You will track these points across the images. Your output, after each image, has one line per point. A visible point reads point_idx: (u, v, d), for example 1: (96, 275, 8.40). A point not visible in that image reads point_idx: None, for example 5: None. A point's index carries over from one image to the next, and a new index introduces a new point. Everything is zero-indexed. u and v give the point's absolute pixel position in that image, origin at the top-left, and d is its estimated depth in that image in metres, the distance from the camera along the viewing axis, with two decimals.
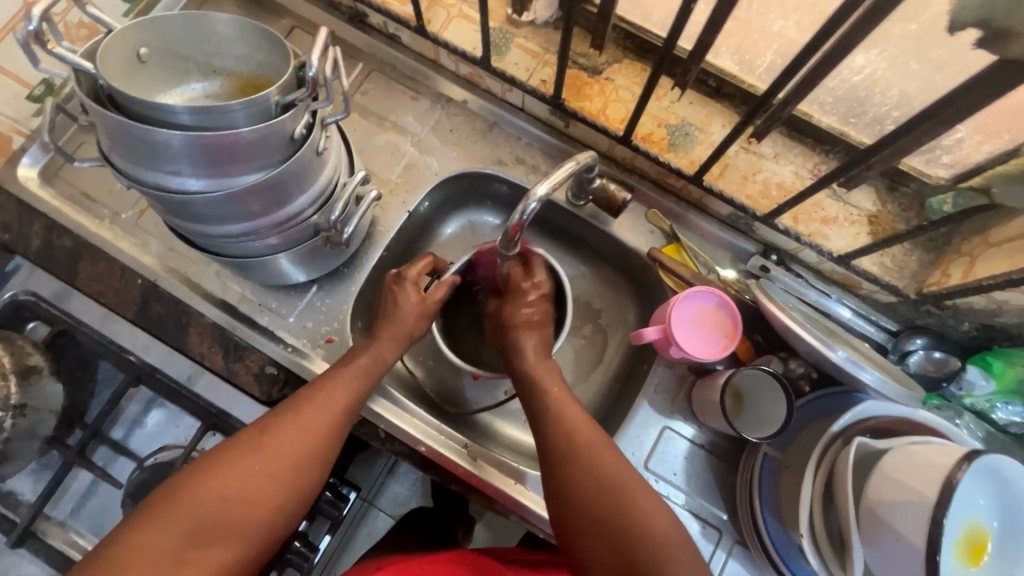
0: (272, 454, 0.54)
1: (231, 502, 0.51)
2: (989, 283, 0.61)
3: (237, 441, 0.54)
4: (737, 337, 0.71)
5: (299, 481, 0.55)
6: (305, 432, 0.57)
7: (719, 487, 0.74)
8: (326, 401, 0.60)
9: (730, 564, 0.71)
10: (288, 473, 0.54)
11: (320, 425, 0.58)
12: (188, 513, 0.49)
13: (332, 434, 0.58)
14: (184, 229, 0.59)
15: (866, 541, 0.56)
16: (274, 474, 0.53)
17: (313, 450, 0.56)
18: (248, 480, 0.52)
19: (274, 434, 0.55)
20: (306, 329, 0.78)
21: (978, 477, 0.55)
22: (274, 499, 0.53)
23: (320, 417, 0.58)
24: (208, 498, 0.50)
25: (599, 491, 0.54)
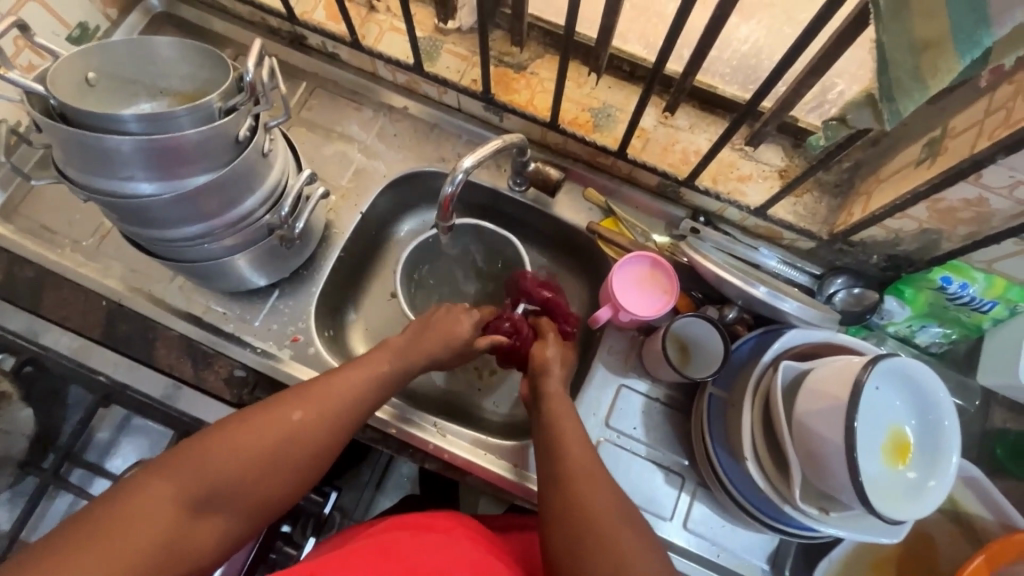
0: (289, 429, 0.56)
1: (242, 476, 0.53)
2: (882, 212, 0.68)
3: (262, 415, 0.56)
4: (675, 292, 0.76)
5: (308, 467, 0.57)
6: (324, 420, 0.58)
7: (677, 436, 0.78)
8: (347, 390, 0.61)
9: (695, 507, 0.75)
10: (300, 458, 0.56)
11: (337, 410, 0.59)
12: (203, 476, 0.51)
13: (346, 426, 0.60)
14: (142, 235, 0.63)
15: (800, 452, 0.61)
16: (288, 457, 0.55)
17: (327, 432, 0.58)
18: (260, 451, 0.54)
19: (295, 419, 0.56)
20: (271, 332, 0.81)
21: (891, 380, 0.60)
22: (282, 473, 0.55)
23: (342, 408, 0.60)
24: (225, 461, 0.52)
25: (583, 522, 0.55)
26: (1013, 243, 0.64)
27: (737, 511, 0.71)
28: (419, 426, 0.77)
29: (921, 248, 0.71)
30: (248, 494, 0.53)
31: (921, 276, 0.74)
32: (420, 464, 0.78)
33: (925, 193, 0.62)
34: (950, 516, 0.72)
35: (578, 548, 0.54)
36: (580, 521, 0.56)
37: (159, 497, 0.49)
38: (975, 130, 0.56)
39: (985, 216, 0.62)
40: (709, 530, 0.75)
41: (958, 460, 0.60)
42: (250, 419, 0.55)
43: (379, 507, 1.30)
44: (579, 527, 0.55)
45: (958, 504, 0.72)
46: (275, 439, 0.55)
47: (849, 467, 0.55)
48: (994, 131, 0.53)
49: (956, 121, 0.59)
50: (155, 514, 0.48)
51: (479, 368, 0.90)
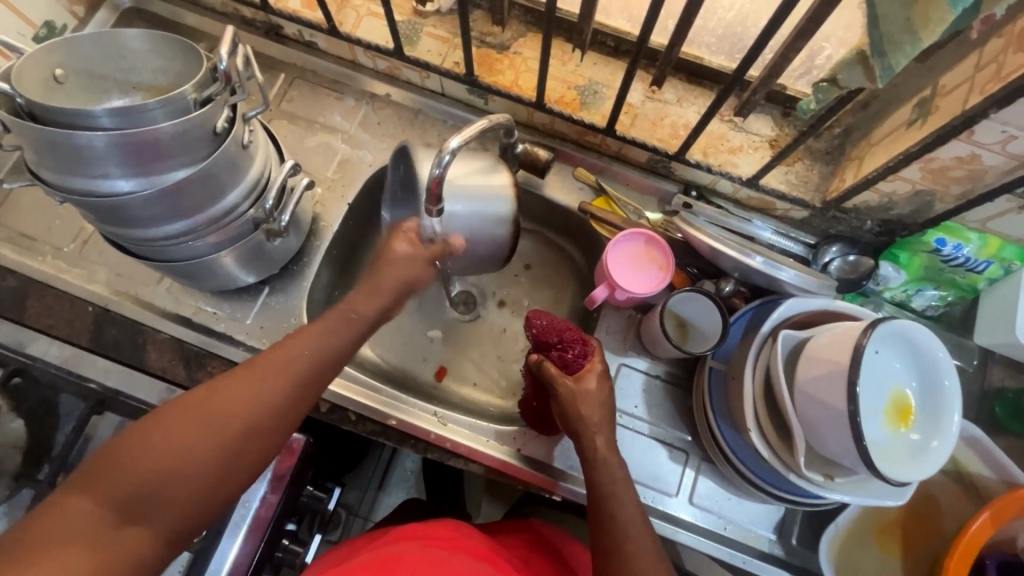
0: (238, 399, 0.52)
1: (179, 463, 0.49)
2: (874, 175, 0.68)
3: (212, 391, 0.52)
4: (671, 267, 0.74)
5: (267, 431, 0.54)
6: (287, 377, 0.56)
7: (679, 412, 0.78)
8: (304, 350, 0.58)
9: (700, 481, 0.76)
10: (255, 427, 0.53)
11: (292, 374, 0.56)
12: (143, 473, 0.47)
13: (310, 385, 0.57)
14: (122, 235, 0.61)
15: (803, 420, 0.61)
16: (243, 437, 0.52)
17: (287, 398, 0.55)
18: (200, 438, 0.50)
19: (246, 390, 0.53)
20: (264, 329, 0.79)
21: (890, 343, 0.60)
22: (239, 450, 0.52)
23: (300, 368, 0.57)
24: (156, 459, 0.48)
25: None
26: (1008, 200, 0.63)
27: (742, 483, 0.72)
28: (421, 416, 0.77)
29: (915, 211, 0.71)
30: (204, 485, 0.50)
31: (916, 239, 0.73)
32: (422, 454, 0.77)
33: (917, 154, 0.61)
34: (954, 476, 0.73)
35: None
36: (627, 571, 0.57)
37: (82, 511, 0.44)
38: (965, 87, 0.55)
39: (977, 173, 0.61)
40: (715, 504, 0.75)
41: (960, 418, 0.60)
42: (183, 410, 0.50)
43: (383, 505, 1.31)
44: None
45: (960, 464, 0.73)
46: (236, 407, 0.52)
47: (853, 432, 0.55)
48: (986, 85, 0.53)
49: (946, 79, 0.59)
50: (80, 533, 0.44)
51: (477, 356, 0.90)
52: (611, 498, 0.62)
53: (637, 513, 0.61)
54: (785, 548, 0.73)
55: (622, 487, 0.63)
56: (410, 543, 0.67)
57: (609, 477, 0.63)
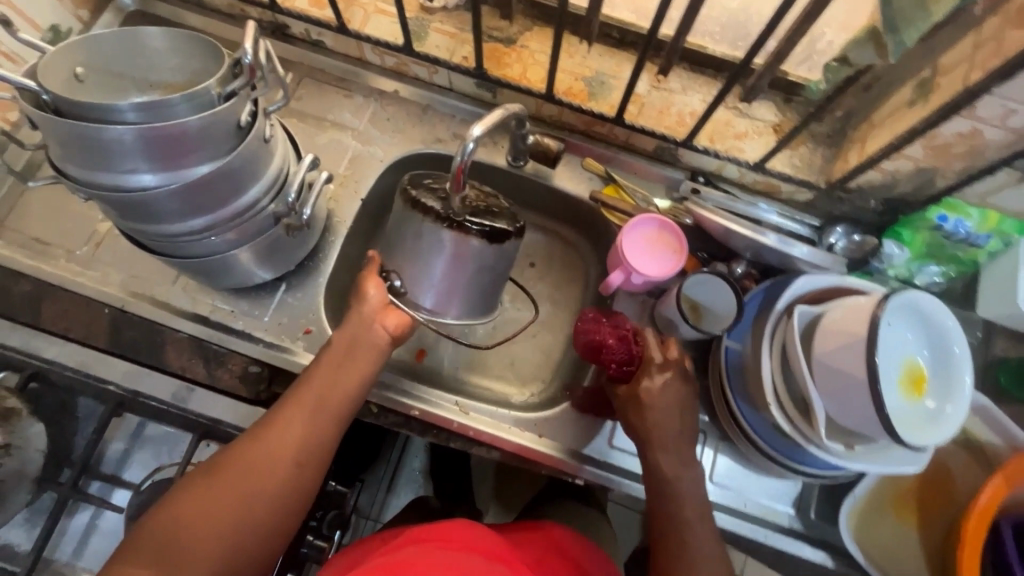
0: (248, 454, 0.60)
1: (204, 516, 0.56)
2: (878, 155, 0.70)
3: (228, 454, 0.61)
4: (684, 250, 0.75)
5: (277, 476, 0.60)
6: (288, 428, 0.63)
7: (695, 393, 0.80)
8: (303, 401, 0.65)
9: (718, 460, 0.77)
10: (265, 473, 0.60)
11: (293, 422, 0.63)
12: (172, 530, 0.54)
13: (313, 429, 0.64)
14: (142, 231, 0.61)
15: (823, 393, 0.62)
16: (257, 486, 0.59)
17: (292, 445, 0.62)
18: (218, 492, 0.57)
19: (256, 445, 0.61)
20: (283, 325, 0.79)
21: (902, 314, 0.62)
22: (253, 497, 0.58)
23: (298, 417, 0.64)
24: (182, 516, 0.55)
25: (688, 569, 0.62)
26: (1007, 173, 0.65)
27: (762, 459, 0.73)
28: (442, 405, 0.77)
29: (917, 189, 0.73)
30: (228, 532, 0.56)
31: (919, 216, 0.76)
32: (446, 443, 0.78)
33: (920, 132, 0.64)
34: (964, 445, 0.75)
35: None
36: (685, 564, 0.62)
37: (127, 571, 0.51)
38: (966, 65, 0.58)
39: (978, 149, 0.64)
40: (734, 482, 0.76)
41: (970, 384, 0.62)
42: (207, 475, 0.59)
43: (392, 506, 1.30)
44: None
45: (970, 432, 0.75)
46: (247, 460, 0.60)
47: (873, 400, 0.57)
48: (986, 62, 0.55)
49: (946, 59, 0.61)
50: None
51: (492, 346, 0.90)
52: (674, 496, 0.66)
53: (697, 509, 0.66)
54: (805, 522, 0.75)
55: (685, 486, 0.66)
56: (424, 546, 0.67)
57: (671, 472, 0.67)
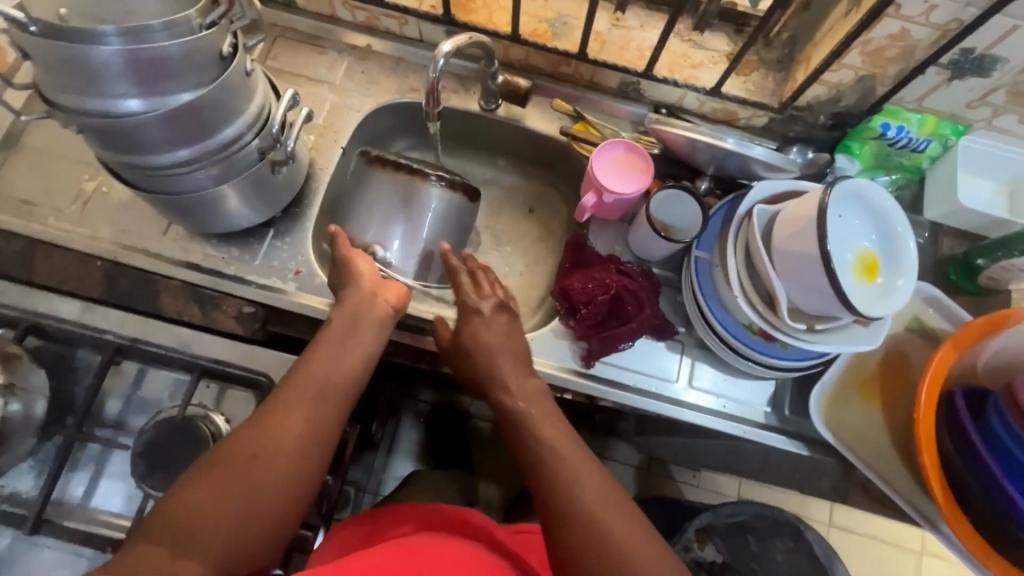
0: (259, 429, 0.59)
1: (215, 497, 0.54)
2: (821, 66, 0.76)
3: (241, 432, 0.59)
4: (650, 169, 0.80)
5: (292, 454, 0.59)
6: (295, 404, 0.62)
7: (671, 309, 0.85)
8: (312, 377, 0.64)
9: (697, 366, 0.82)
10: (275, 449, 0.58)
11: (300, 398, 0.62)
12: (186, 511, 0.53)
13: (319, 404, 0.63)
14: (130, 164, 0.64)
15: (784, 280, 0.68)
16: (270, 462, 0.57)
17: (304, 422, 0.61)
18: (231, 471, 0.56)
19: (267, 423, 0.60)
20: (273, 268, 0.82)
21: (848, 202, 0.68)
22: (269, 473, 0.57)
23: (307, 395, 0.63)
24: (193, 498, 0.54)
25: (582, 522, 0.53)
26: (936, 71, 0.71)
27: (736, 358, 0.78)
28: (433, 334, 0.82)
29: (860, 99, 0.79)
30: (241, 510, 0.54)
31: (864, 126, 0.81)
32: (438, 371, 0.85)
33: (855, 36, 0.69)
34: (921, 335, 0.80)
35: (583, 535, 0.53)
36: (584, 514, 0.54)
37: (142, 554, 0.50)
38: None
39: (909, 50, 0.70)
40: (712, 385, 0.82)
41: (916, 260, 0.68)
42: (219, 456, 0.57)
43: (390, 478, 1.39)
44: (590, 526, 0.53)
45: (924, 323, 0.81)
46: (258, 438, 0.59)
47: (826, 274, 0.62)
48: None
49: None
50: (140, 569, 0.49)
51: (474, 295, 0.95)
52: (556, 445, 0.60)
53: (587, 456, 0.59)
54: (779, 418, 0.80)
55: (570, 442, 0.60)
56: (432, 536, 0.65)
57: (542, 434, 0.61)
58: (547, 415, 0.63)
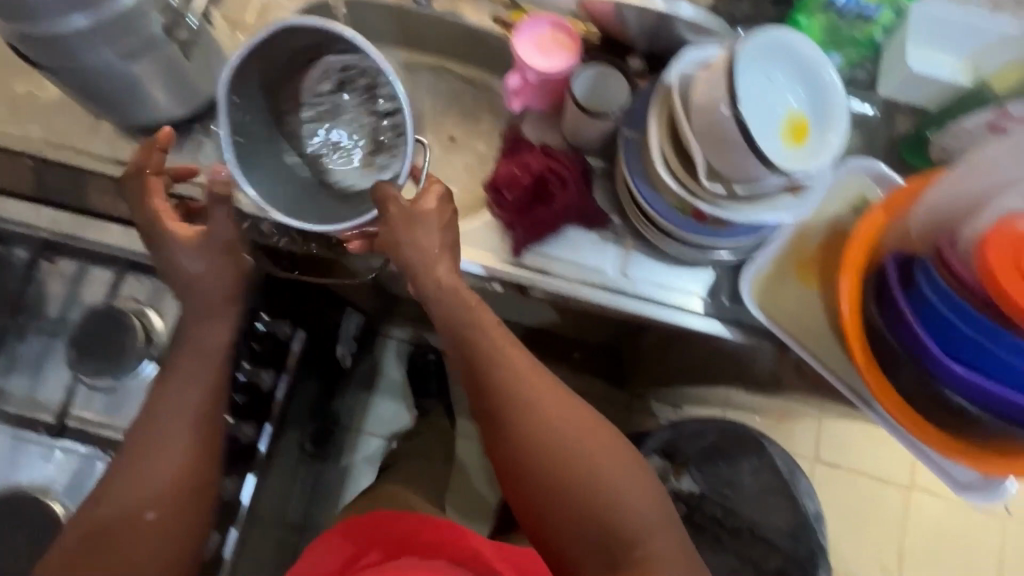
0: (146, 440, 0.62)
1: (120, 505, 0.60)
2: None
3: (129, 441, 0.63)
4: (577, 47, 0.77)
5: (177, 458, 0.63)
6: (168, 409, 0.63)
7: (605, 199, 0.81)
8: (186, 384, 0.65)
9: (629, 256, 0.79)
10: (159, 460, 0.62)
11: (178, 406, 0.64)
12: (93, 522, 0.60)
13: (201, 404, 0.65)
14: (25, 32, 0.61)
15: (702, 142, 0.64)
16: (157, 468, 0.62)
17: (187, 428, 0.64)
18: (126, 485, 0.61)
19: (148, 432, 0.63)
20: (199, 164, 0.82)
21: (771, 56, 0.64)
22: (160, 484, 0.62)
23: (185, 400, 0.64)
24: (94, 508, 0.61)
25: (602, 526, 0.63)
26: None
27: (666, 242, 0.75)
28: None
29: None
30: (142, 518, 0.60)
31: None
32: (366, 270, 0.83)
33: None
34: None
35: (569, 468, 0.63)
36: (563, 447, 0.63)
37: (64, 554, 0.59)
38: None
39: None
40: (645, 274, 0.79)
41: (844, 117, 0.64)
42: (113, 472, 0.62)
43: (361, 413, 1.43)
44: (577, 473, 0.62)
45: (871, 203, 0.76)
46: (148, 448, 0.62)
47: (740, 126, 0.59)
48: None
49: None
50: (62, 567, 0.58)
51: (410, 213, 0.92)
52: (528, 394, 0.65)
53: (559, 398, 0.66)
54: (715, 306, 0.77)
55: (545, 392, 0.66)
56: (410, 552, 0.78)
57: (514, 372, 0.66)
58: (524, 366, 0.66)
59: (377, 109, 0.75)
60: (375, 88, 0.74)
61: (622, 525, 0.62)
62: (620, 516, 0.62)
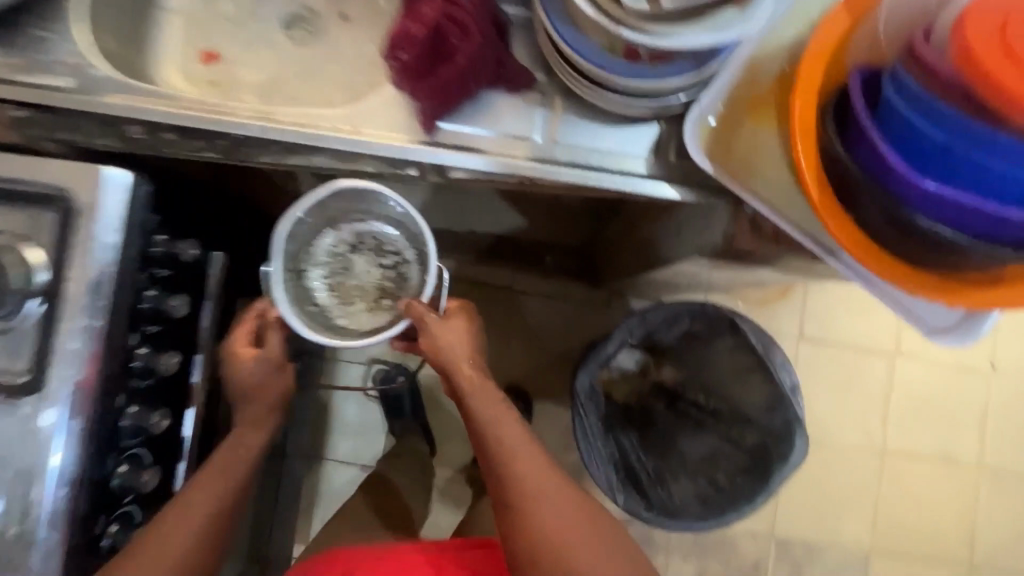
0: (158, 551, 0.65)
1: None
2: None
3: (145, 533, 0.66)
4: None
5: (198, 557, 0.67)
6: (199, 520, 0.68)
7: (524, 53, 0.69)
8: (208, 499, 0.70)
9: (559, 117, 0.68)
10: (174, 563, 0.65)
11: (202, 514, 0.69)
12: None
13: (219, 510, 0.70)
14: None
15: None
16: (177, 562, 0.65)
17: (210, 523, 0.69)
18: (142, 571, 0.63)
19: (169, 517, 0.67)
20: (39, 62, 0.69)
21: None
22: (166, 564, 0.64)
23: (207, 505, 0.69)
24: None
25: (554, 571, 0.64)
26: None
27: (596, 91, 0.64)
28: (240, 116, 0.68)
29: None
30: None
31: None
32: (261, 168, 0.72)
33: None
34: None
35: (559, 542, 0.64)
36: (554, 530, 0.65)
37: None
38: None
39: None
40: (579, 137, 0.68)
41: None
42: (135, 557, 0.64)
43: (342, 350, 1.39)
44: (552, 533, 0.65)
45: None
46: (172, 535, 0.66)
47: None
48: None
49: None
50: None
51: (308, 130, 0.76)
52: (521, 470, 0.67)
53: (544, 467, 0.68)
54: (663, 165, 0.68)
55: (535, 464, 0.68)
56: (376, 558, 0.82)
57: (516, 451, 0.68)
58: (496, 399, 0.71)
59: (386, 266, 0.79)
60: (384, 246, 0.79)
61: (567, 574, 0.64)
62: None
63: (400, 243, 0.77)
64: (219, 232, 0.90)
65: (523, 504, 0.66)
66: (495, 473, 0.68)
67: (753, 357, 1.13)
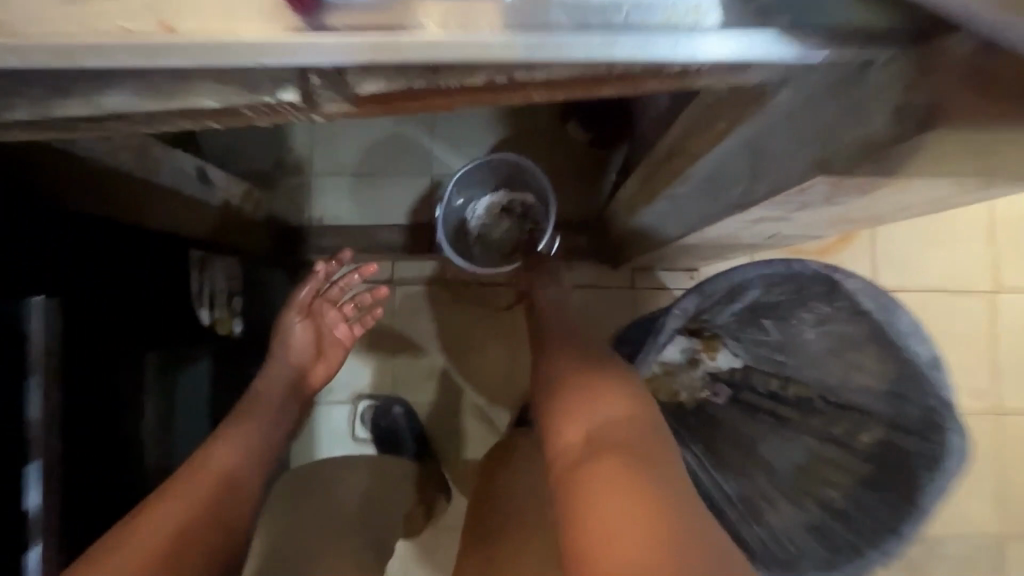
0: (211, 470, 0.71)
1: (181, 528, 0.62)
2: None
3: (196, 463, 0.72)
4: None
5: (233, 493, 0.70)
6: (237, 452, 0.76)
7: None
8: (255, 424, 0.83)
9: None
10: (215, 478, 0.70)
11: (250, 445, 0.79)
12: (142, 543, 0.58)
13: (248, 450, 0.78)
14: None
15: None
16: (218, 486, 0.69)
17: (252, 451, 0.78)
18: (198, 497, 0.66)
19: (224, 452, 0.75)
20: None
21: None
22: (205, 479, 0.69)
23: (237, 455, 0.75)
24: (150, 535, 0.59)
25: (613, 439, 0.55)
26: None
27: None
28: None
29: None
30: (171, 532, 0.61)
31: None
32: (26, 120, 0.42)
33: None
34: None
35: (605, 418, 0.59)
36: (602, 403, 0.60)
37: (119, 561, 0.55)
38: None
39: None
40: None
41: None
42: (191, 479, 0.69)
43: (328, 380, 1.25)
44: (604, 411, 0.60)
45: None
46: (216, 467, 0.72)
47: None
48: None
49: None
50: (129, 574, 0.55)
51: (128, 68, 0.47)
52: (565, 375, 0.68)
53: (579, 361, 0.70)
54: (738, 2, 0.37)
55: (574, 360, 0.70)
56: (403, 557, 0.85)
57: (556, 359, 0.72)
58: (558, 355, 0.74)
59: (522, 227, 1.17)
60: (527, 214, 1.17)
61: (632, 449, 0.53)
62: (638, 457, 0.52)
63: (537, 209, 1.16)
64: (22, 275, 0.62)
65: (568, 403, 0.63)
66: (547, 389, 0.68)
67: (848, 331, 0.86)
